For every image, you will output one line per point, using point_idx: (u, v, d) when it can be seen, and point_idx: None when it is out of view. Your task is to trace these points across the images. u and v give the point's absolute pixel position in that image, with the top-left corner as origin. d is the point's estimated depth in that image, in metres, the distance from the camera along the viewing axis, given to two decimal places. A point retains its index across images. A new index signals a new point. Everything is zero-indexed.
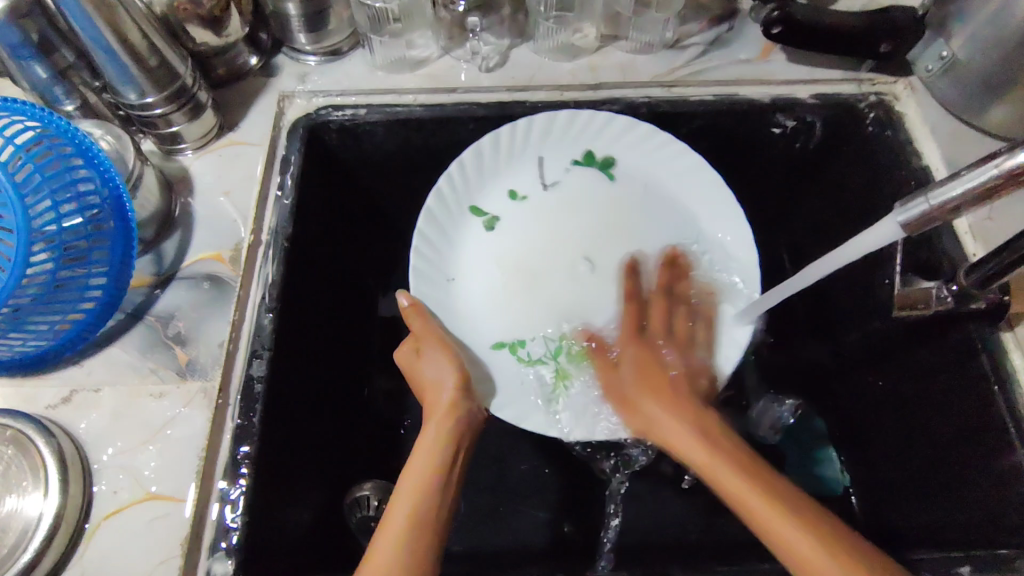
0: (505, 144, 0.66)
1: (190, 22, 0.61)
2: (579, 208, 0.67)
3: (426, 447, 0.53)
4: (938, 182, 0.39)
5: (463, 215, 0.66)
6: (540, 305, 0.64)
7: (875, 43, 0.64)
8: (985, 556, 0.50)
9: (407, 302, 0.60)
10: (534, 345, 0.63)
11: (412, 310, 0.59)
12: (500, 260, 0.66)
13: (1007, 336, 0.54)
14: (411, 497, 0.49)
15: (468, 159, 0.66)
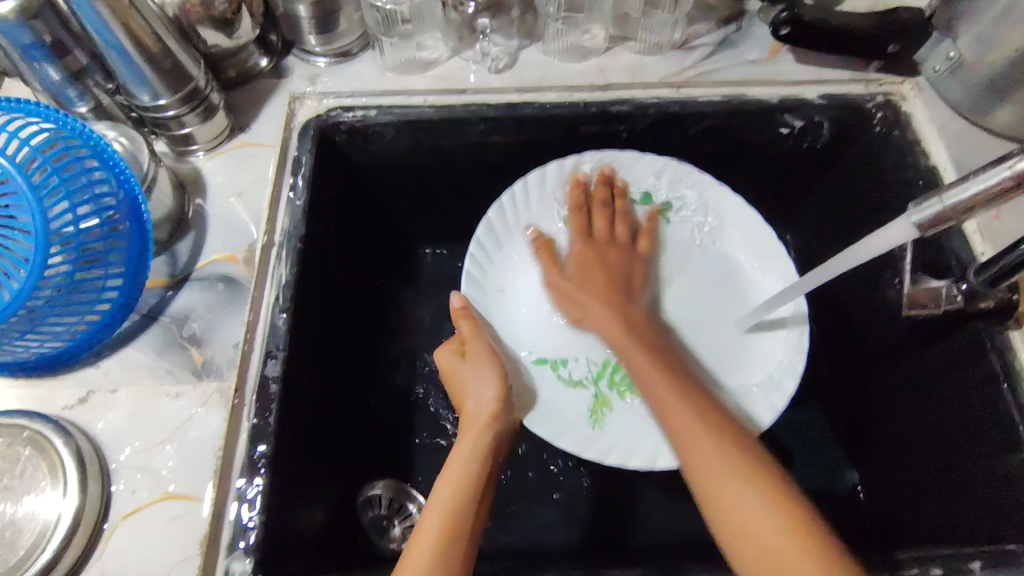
0: (566, 173, 0.68)
1: (202, 24, 0.61)
2: (633, 243, 0.69)
3: (463, 451, 0.54)
4: (951, 183, 0.39)
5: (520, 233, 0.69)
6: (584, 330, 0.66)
7: (882, 44, 0.64)
8: (995, 552, 0.50)
9: (459, 303, 0.62)
10: (576, 366, 0.64)
11: (461, 312, 0.62)
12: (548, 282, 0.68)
13: (1015, 334, 0.55)
14: (447, 498, 0.50)
15: (528, 182, 0.68)
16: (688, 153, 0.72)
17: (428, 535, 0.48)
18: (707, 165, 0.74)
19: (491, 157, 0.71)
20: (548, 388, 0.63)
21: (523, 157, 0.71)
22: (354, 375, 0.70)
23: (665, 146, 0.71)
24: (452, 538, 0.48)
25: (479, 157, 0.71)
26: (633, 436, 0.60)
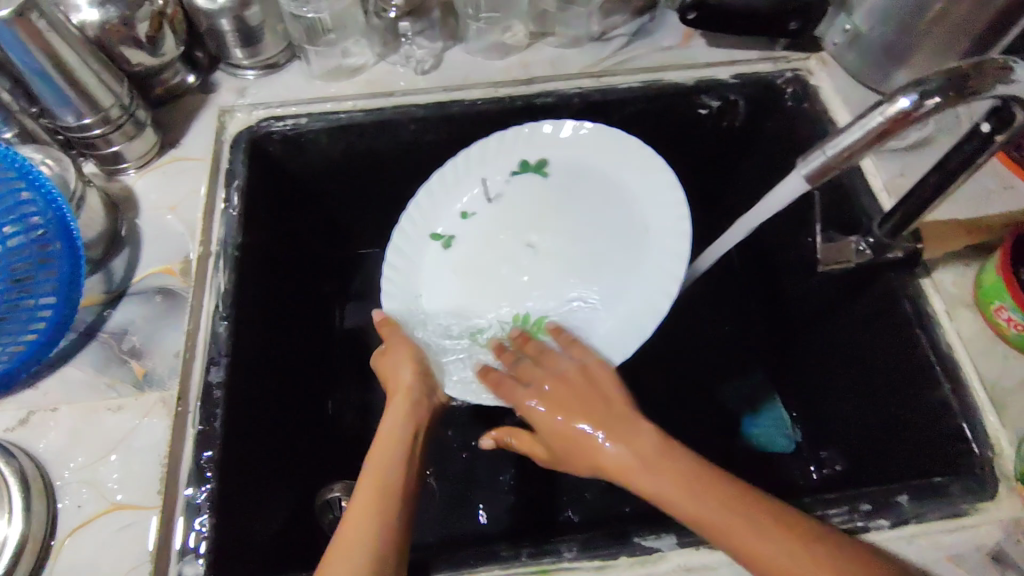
0: (446, 175, 0.70)
1: (124, 44, 0.62)
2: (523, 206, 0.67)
3: (390, 423, 0.53)
4: (831, 135, 0.42)
5: (424, 240, 0.69)
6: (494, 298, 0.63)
7: (783, 23, 0.68)
8: (923, 485, 0.53)
9: (380, 316, 0.61)
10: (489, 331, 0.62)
11: (382, 318, 0.61)
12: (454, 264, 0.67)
13: (925, 281, 0.59)
14: (374, 473, 0.49)
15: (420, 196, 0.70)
16: None
17: (360, 505, 0.47)
18: None
19: (425, 157, 0.73)
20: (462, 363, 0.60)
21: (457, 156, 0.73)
22: (305, 380, 0.71)
23: None
24: (385, 504, 0.47)
25: (413, 157, 0.73)
26: None
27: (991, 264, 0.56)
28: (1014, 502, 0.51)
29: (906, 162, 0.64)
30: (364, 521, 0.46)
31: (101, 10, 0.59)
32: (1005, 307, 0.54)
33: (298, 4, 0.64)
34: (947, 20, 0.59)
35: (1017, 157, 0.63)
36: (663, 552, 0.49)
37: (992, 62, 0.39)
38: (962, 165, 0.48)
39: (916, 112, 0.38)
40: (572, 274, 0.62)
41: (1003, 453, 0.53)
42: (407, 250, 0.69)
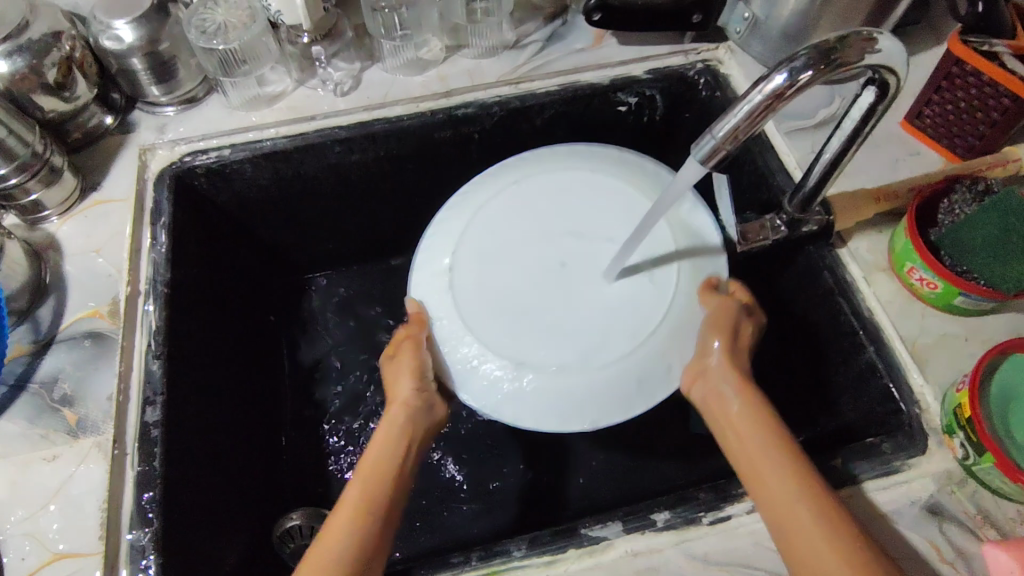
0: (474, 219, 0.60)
1: (34, 91, 0.61)
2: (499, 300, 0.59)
3: (380, 440, 0.50)
4: (718, 119, 0.43)
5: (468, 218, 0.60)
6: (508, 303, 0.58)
7: (686, 15, 0.70)
8: (857, 447, 0.54)
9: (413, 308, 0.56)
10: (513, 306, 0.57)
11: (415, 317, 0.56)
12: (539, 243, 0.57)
13: (842, 251, 0.62)
14: (360, 489, 0.47)
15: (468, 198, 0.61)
16: (542, 143, 0.76)
17: (341, 519, 0.45)
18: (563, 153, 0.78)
19: (354, 178, 0.73)
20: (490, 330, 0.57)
21: (387, 173, 0.74)
22: (252, 410, 0.70)
23: (518, 141, 0.75)
24: (361, 524, 0.45)
25: (343, 179, 0.73)
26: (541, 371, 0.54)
27: (900, 229, 0.59)
28: (943, 454, 0.53)
29: (814, 138, 0.67)
30: (344, 539, 0.44)
31: (9, 61, 0.59)
32: (916, 267, 0.57)
33: (208, 37, 0.64)
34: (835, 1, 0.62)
35: (919, 124, 0.66)
36: (610, 540, 0.50)
37: (856, 34, 0.41)
38: (849, 136, 0.50)
39: (792, 86, 0.40)
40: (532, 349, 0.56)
41: (929, 408, 0.55)
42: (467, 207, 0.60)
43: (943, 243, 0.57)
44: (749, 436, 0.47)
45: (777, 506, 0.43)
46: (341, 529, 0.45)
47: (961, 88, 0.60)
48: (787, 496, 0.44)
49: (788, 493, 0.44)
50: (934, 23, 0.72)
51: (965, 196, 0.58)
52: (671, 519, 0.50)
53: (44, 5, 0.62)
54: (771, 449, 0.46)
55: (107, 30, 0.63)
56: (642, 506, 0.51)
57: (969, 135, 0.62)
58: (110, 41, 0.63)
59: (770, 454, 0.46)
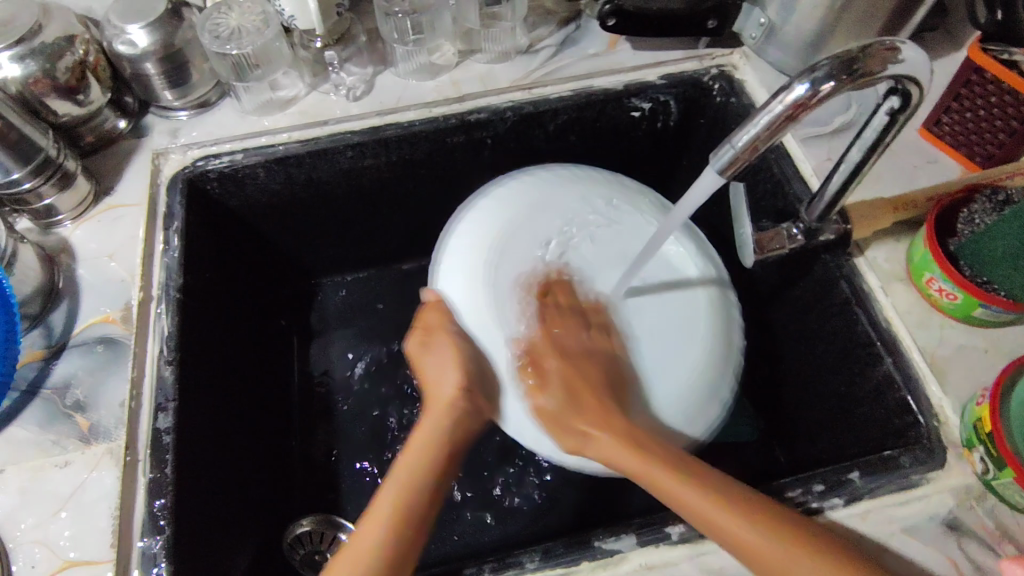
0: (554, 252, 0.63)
1: (48, 95, 0.61)
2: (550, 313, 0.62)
3: (424, 438, 0.53)
4: (737, 129, 0.43)
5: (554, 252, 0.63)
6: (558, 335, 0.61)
7: (701, 21, 0.69)
8: (875, 461, 0.54)
9: (430, 296, 0.61)
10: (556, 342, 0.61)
11: (434, 304, 0.60)
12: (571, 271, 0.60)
13: (859, 260, 0.61)
14: (398, 489, 0.49)
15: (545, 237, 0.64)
16: (556, 149, 0.76)
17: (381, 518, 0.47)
18: (577, 159, 0.78)
19: (366, 183, 0.73)
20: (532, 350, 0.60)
21: (399, 178, 0.74)
22: (263, 416, 0.70)
23: (531, 146, 0.74)
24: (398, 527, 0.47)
25: (355, 184, 0.73)
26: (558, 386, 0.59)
27: (918, 239, 0.58)
28: (962, 468, 0.52)
29: (831, 144, 0.66)
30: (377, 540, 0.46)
31: (22, 65, 0.59)
32: (935, 278, 0.56)
33: (221, 42, 0.64)
34: (854, 7, 0.62)
35: (937, 132, 0.65)
36: (624, 553, 0.49)
37: (879, 44, 0.41)
38: (869, 145, 0.50)
39: (814, 96, 0.40)
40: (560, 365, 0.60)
41: (948, 421, 0.54)
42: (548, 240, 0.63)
43: (963, 253, 0.56)
44: (661, 478, 0.48)
45: (700, 516, 0.46)
46: (388, 519, 0.47)
47: (980, 96, 0.59)
48: (702, 504, 0.46)
49: (702, 502, 0.46)
50: (952, 29, 0.71)
51: (985, 206, 0.57)
52: (686, 532, 0.50)
53: (58, 9, 0.62)
54: (664, 470, 0.48)
55: (121, 34, 0.63)
56: (656, 518, 0.51)
57: (987, 144, 0.61)
58: (123, 46, 0.63)
59: (665, 478, 0.48)
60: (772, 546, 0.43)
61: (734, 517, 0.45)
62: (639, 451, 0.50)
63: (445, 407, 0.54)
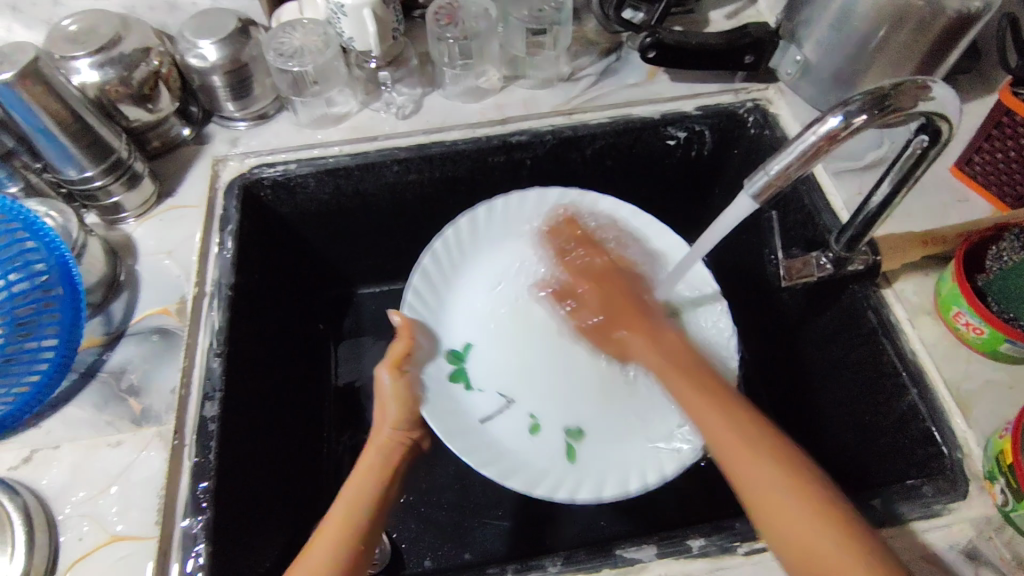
0: (507, 212, 0.73)
1: (122, 101, 0.66)
2: (495, 359, 0.69)
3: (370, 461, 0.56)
4: (771, 156, 0.45)
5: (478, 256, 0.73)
6: (503, 368, 0.69)
7: (739, 56, 0.72)
8: (896, 488, 0.54)
9: (398, 320, 0.65)
10: (514, 416, 0.66)
11: (403, 328, 0.65)
12: (447, 270, 0.72)
13: (887, 292, 0.62)
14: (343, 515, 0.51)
15: (496, 205, 0.73)
16: (589, 172, 0.79)
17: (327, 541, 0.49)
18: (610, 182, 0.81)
19: (409, 197, 0.76)
20: (479, 368, 0.68)
21: (441, 194, 0.77)
22: (299, 413, 0.73)
23: (568, 168, 0.77)
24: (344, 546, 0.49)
25: (399, 197, 0.76)
26: (501, 456, 0.62)
27: (947, 274, 0.59)
28: (983, 500, 0.53)
29: (861, 179, 0.68)
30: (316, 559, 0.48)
31: (101, 71, 0.64)
32: (962, 311, 0.57)
33: (284, 59, 0.69)
34: (889, 48, 0.64)
35: (968, 171, 0.66)
36: (644, 562, 0.51)
37: (910, 82, 0.43)
38: (899, 178, 0.52)
39: (847, 128, 0.42)
40: (516, 388, 0.68)
41: (972, 454, 0.54)
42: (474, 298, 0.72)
43: (991, 290, 0.57)
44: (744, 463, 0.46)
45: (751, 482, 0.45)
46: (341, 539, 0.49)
47: (1012, 137, 0.61)
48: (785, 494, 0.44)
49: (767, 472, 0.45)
50: (986, 74, 0.73)
51: (1013, 245, 0.58)
52: (706, 546, 0.51)
53: (137, 22, 0.67)
54: (682, 386, 0.54)
55: (194, 48, 0.68)
56: (677, 532, 0.52)
57: (1018, 185, 0.62)
58: (195, 59, 0.68)
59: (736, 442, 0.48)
60: (770, 478, 0.45)
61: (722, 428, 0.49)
62: (724, 408, 0.50)
63: (381, 445, 0.58)
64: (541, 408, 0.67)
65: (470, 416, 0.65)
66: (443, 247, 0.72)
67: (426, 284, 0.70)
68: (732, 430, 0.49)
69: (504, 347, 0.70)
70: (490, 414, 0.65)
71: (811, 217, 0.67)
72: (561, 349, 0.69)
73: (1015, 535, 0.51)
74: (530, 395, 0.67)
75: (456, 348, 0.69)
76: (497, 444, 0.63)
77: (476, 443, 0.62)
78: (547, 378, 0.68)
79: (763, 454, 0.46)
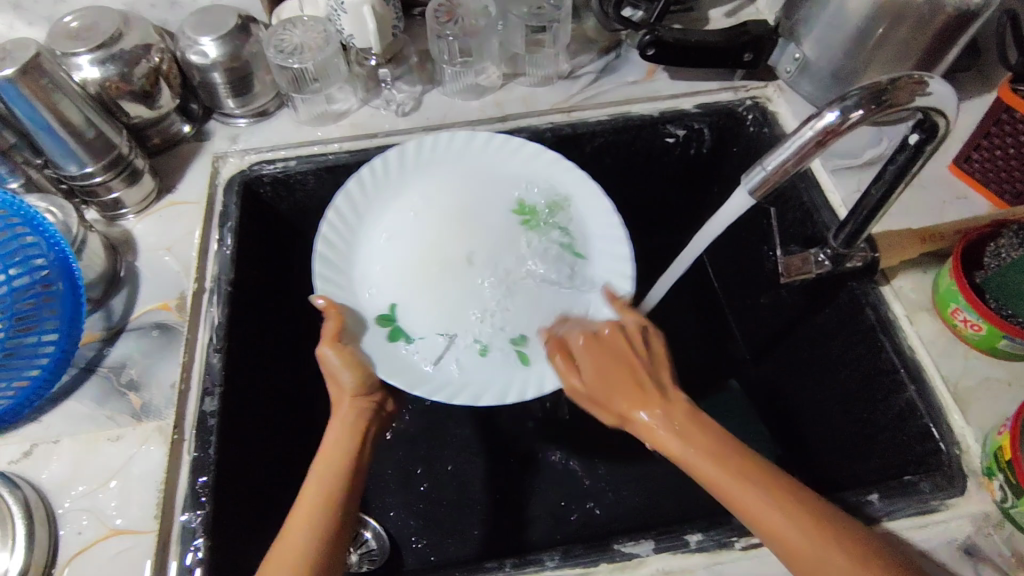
0: (407, 154, 0.69)
1: (122, 98, 0.66)
2: (423, 300, 0.63)
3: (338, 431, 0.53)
4: (770, 152, 0.45)
5: (367, 207, 0.67)
6: (435, 304, 0.63)
7: (738, 54, 0.72)
8: (894, 484, 0.54)
9: (323, 304, 0.59)
10: (466, 342, 0.61)
11: (329, 309, 0.59)
12: (349, 230, 0.66)
13: (885, 289, 0.62)
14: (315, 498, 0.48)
15: (407, 149, 0.69)
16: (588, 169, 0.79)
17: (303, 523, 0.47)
18: (609, 179, 0.81)
19: None
20: (410, 317, 0.62)
21: None
22: (298, 410, 0.73)
23: None
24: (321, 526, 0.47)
25: None
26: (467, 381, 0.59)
27: (945, 271, 0.59)
28: (981, 496, 0.53)
29: (860, 177, 0.68)
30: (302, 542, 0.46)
31: (102, 68, 0.64)
32: (961, 308, 0.57)
33: (285, 56, 0.69)
34: (887, 45, 0.64)
35: (967, 169, 0.66)
36: (642, 558, 0.51)
37: (908, 77, 0.43)
38: (896, 176, 0.52)
39: (843, 124, 0.42)
40: (453, 320, 0.62)
41: (970, 450, 0.54)
42: (374, 241, 0.66)
43: (989, 286, 0.57)
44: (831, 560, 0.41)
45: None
46: (307, 530, 0.47)
47: (1011, 134, 0.61)
48: None
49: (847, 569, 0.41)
50: (984, 72, 0.73)
51: (1011, 242, 0.57)
52: (704, 541, 0.51)
53: (138, 19, 0.67)
54: (764, 496, 0.43)
55: (195, 45, 0.68)
56: (674, 527, 0.52)
57: (1016, 182, 0.62)
58: (196, 56, 0.68)
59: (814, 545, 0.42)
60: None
61: (813, 543, 0.42)
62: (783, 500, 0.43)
63: (347, 413, 0.55)
64: (484, 330, 0.62)
65: (420, 365, 0.60)
66: (337, 214, 0.65)
67: (331, 249, 0.64)
68: (803, 532, 0.42)
69: (429, 288, 0.63)
70: (439, 354, 0.61)
71: (810, 214, 0.67)
72: (473, 279, 0.64)
73: (1012, 530, 0.51)
74: (472, 318, 0.62)
75: (384, 311, 0.62)
76: (461, 379, 0.59)
77: (436, 384, 0.59)
78: (478, 302, 0.63)
79: (841, 551, 0.41)
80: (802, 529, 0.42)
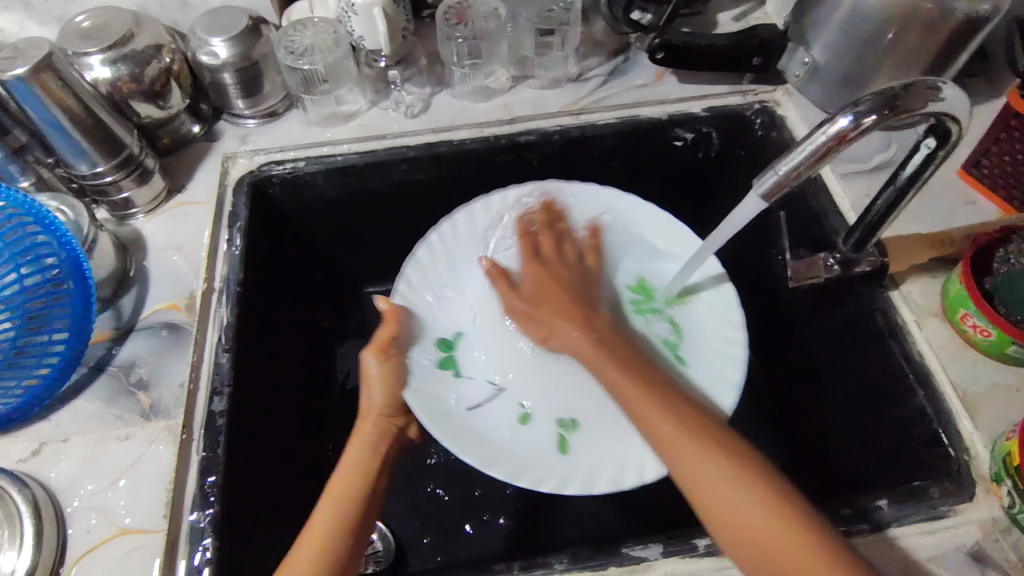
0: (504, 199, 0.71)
1: (133, 98, 0.67)
2: (498, 345, 0.65)
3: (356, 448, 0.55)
4: (782, 156, 0.45)
5: (469, 246, 0.70)
6: (497, 355, 0.64)
7: (747, 58, 0.73)
8: (903, 489, 0.54)
9: (385, 306, 0.63)
10: (510, 406, 0.62)
11: (388, 314, 0.62)
12: (442, 261, 0.69)
13: (894, 294, 0.62)
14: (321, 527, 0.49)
15: (492, 199, 0.71)
16: (597, 172, 0.79)
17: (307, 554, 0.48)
18: (617, 182, 0.81)
19: (417, 195, 0.77)
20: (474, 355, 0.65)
21: (448, 193, 0.77)
22: (305, 410, 0.73)
23: (576, 168, 0.78)
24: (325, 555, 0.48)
25: (407, 196, 0.76)
26: (492, 451, 0.58)
27: (955, 276, 0.59)
28: (989, 502, 0.53)
29: (869, 182, 0.68)
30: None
31: (113, 68, 0.65)
32: (970, 314, 0.57)
33: (295, 57, 0.69)
34: (897, 50, 0.64)
35: (976, 174, 0.66)
36: (650, 561, 0.51)
37: (921, 83, 0.43)
38: (907, 181, 0.52)
39: (856, 129, 0.42)
40: (519, 376, 0.63)
41: (979, 456, 0.54)
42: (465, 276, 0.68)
43: (999, 292, 0.56)
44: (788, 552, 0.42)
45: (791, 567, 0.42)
46: (309, 565, 0.47)
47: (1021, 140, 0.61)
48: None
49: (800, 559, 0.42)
50: (993, 77, 0.73)
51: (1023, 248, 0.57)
52: (713, 545, 0.51)
53: (150, 19, 0.68)
54: (720, 475, 0.46)
55: (205, 45, 0.68)
56: (682, 531, 0.52)
57: None
58: (206, 57, 0.68)
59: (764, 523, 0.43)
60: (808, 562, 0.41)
61: (765, 522, 0.43)
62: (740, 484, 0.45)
63: (367, 431, 0.56)
64: (535, 399, 0.62)
65: (458, 403, 0.61)
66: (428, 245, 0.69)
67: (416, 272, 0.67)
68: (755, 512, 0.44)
69: (494, 332, 0.65)
70: (478, 402, 0.61)
71: (819, 219, 0.67)
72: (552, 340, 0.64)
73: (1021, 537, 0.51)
74: (529, 388, 0.63)
75: (448, 337, 0.65)
76: (484, 428, 0.60)
77: (469, 439, 0.58)
78: (546, 377, 0.63)
79: (799, 546, 0.42)
80: (755, 510, 0.44)
